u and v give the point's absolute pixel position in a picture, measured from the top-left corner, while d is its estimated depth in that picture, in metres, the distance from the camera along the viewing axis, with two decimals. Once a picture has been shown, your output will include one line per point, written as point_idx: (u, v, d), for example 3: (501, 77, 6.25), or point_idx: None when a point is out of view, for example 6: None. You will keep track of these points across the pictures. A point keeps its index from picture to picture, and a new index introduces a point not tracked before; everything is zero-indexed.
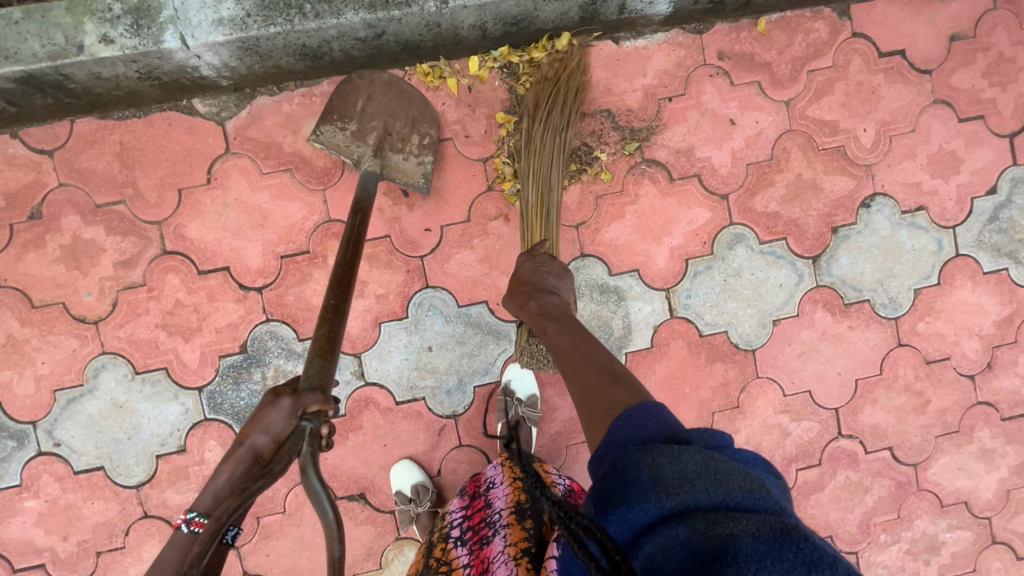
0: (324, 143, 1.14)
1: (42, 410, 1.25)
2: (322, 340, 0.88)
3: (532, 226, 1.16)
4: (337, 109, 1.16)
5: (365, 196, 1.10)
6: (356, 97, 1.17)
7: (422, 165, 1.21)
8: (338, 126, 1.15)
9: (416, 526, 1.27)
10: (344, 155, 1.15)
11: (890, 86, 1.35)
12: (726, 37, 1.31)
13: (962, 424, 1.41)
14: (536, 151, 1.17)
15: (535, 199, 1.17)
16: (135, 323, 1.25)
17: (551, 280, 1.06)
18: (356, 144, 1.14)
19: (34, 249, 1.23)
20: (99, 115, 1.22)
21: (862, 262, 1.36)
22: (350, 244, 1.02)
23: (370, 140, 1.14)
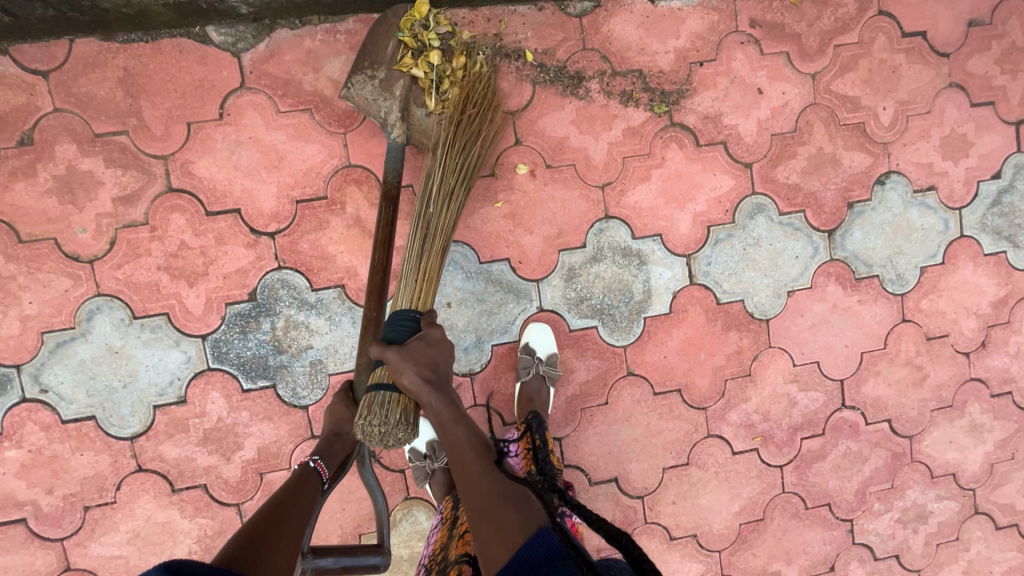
0: (354, 96, 1.10)
1: (28, 353, 1.16)
2: (368, 355, 0.95)
3: (424, 291, 1.02)
4: (369, 56, 1.09)
5: (391, 180, 1.07)
6: (388, 40, 1.09)
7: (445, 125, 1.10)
8: (368, 74, 1.09)
9: (429, 484, 1.24)
10: (374, 111, 1.11)
11: (911, 66, 1.38)
12: (759, 5, 1.31)
13: (955, 399, 1.47)
14: (444, 209, 1.06)
15: (427, 250, 1.04)
16: (135, 264, 1.17)
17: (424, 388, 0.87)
18: (385, 99, 1.10)
19: (25, 178, 1.14)
20: (102, 37, 1.13)
21: (875, 238, 1.40)
22: (381, 250, 1.01)
23: (398, 95, 1.09)
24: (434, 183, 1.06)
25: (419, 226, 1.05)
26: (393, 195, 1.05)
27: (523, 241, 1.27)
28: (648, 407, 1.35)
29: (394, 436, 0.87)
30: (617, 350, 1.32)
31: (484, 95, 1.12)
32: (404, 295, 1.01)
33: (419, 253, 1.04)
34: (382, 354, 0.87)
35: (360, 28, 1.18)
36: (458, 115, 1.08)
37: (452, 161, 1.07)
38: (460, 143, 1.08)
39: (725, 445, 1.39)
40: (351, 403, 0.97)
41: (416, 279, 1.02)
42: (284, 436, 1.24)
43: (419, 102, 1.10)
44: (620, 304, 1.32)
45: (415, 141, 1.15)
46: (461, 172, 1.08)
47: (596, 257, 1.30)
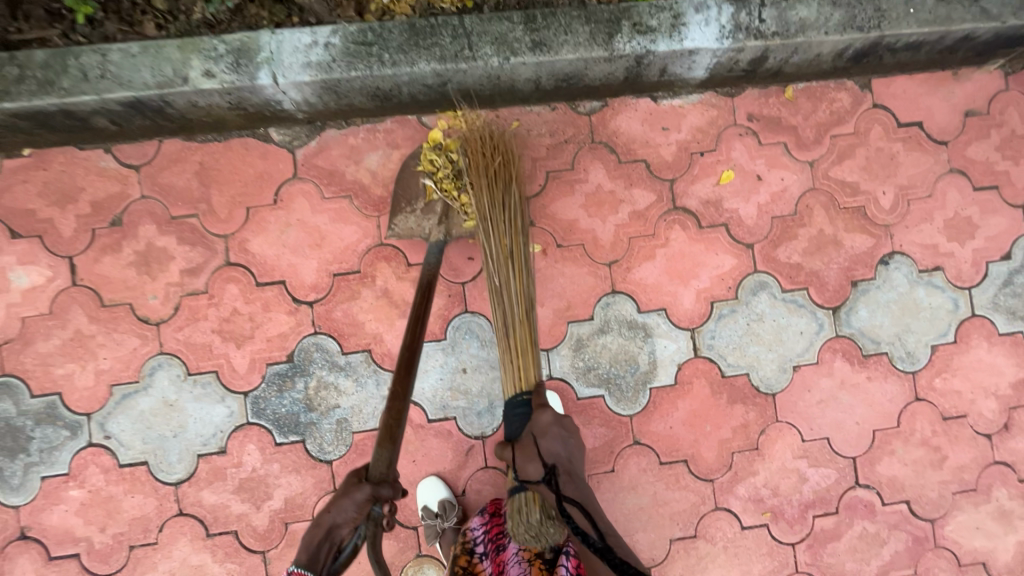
0: (402, 232, 1.30)
1: (98, 403, 1.33)
2: (387, 429, 1.03)
3: (527, 365, 1.14)
4: (404, 197, 1.30)
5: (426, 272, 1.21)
6: (416, 178, 1.30)
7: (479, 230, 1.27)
8: (407, 210, 1.29)
9: (439, 543, 1.32)
10: (419, 234, 1.29)
11: (908, 154, 1.45)
12: (756, 101, 1.43)
13: (980, 483, 1.43)
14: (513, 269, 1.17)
15: (509, 324, 1.16)
16: (194, 327, 1.35)
17: (560, 446, 1.04)
18: (428, 217, 1.27)
19: (111, 252, 1.35)
20: (185, 137, 1.35)
21: (881, 315, 1.43)
22: (402, 364, 1.09)
23: (437, 210, 1.26)
24: (495, 251, 1.17)
25: (498, 309, 1.18)
26: (427, 282, 1.19)
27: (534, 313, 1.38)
28: (654, 477, 1.38)
29: (547, 530, 1.05)
30: (623, 419, 1.38)
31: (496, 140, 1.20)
32: (508, 379, 1.15)
33: (505, 327, 1.17)
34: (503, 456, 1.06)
35: (396, 127, 1.37)
36: (483, 176, 1.16)
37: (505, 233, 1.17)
38: (491, 199, 1.16)
39: (733, 519, 1.39)
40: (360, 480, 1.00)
41: (512, 359, 1.15)
42: (310, 488, 1.34)
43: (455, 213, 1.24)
44: (626, 374, 1.39)
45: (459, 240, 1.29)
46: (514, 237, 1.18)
47: (603, 329, 1.39)
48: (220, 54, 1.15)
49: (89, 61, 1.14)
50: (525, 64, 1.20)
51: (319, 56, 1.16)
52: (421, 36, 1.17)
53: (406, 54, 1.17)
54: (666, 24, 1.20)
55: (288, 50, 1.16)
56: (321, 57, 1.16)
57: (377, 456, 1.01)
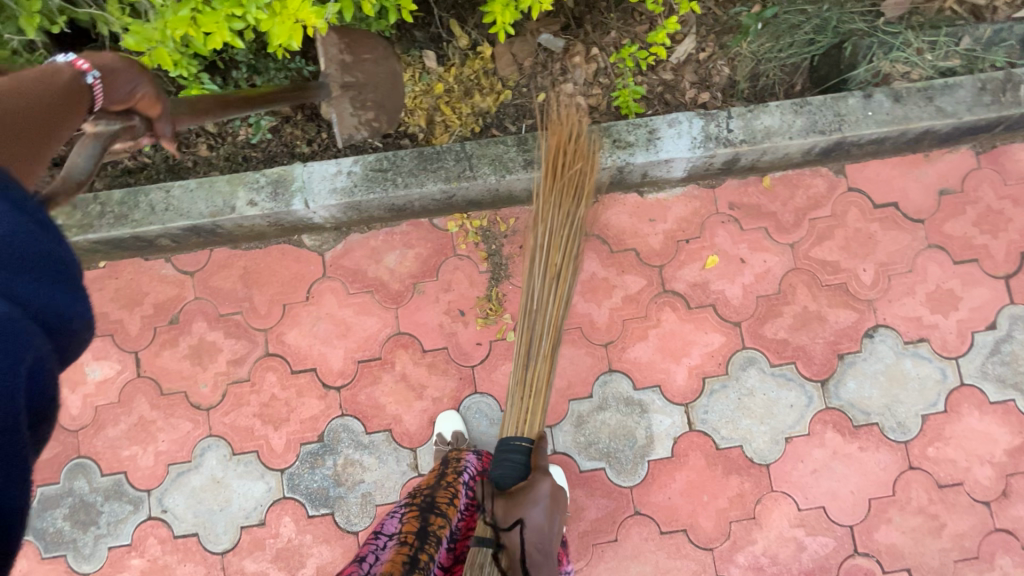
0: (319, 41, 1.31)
1: (157, 480, 1.52)
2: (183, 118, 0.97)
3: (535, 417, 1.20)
4: (352, 39, 1.36)
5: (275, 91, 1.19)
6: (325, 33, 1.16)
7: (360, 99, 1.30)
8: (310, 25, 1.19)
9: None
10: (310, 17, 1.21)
11: (886, 233, 1.54)
12: (735, 190, 1.56)
13: (982, 550, 1.46)
14: (554, 284, 1.22)
15: (532, 358, 1.22)
16: (238, 411, 1.53)
17: (542, 516, 1.00)
18: (336, 69, 1.34)
19: (170, 347, 1.56)
20: (232, 246, 1.57)
21: (869, 387, 1.50)
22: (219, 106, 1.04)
23: (347, 82, 1.37)
24: (542, 259, 1.23)
25: (526, 331, 1.23)
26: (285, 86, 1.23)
27: None
28: (656, 546, 1.47)
29: None
30: (623, 490, 1.48)
31: (583, 148, 1.24)
32: (511, 421, 1.19)
33: (527, 356, 1.23)
34: (488, 499, 1.02)
35: (411, 229, 1.56)
36: (556, 178, 1.22)
37: (558, 241, 1.23)
38: (557, 202, 1.22)
39: None
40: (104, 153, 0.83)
41: (524, 396, 1.20)
42: (339, 557, 1.49)
43: (365, 115, 1.42)
44: (625, 448, 1.49)
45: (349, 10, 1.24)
46: (568, 250, 1.23)
47: (602, 405, 1.51)
48: (262, 185, 1.37)
49: (156, 197, 1.38)
50: (519, 179, 1.37)
51: (343, 183, 1.36)
52: (428, 161, 1.36)
53: (416, 176, 1.36)
54: (642, 138, 1.35)
55: (317, 180, 1.36)
56: (345, 183, 1.36)
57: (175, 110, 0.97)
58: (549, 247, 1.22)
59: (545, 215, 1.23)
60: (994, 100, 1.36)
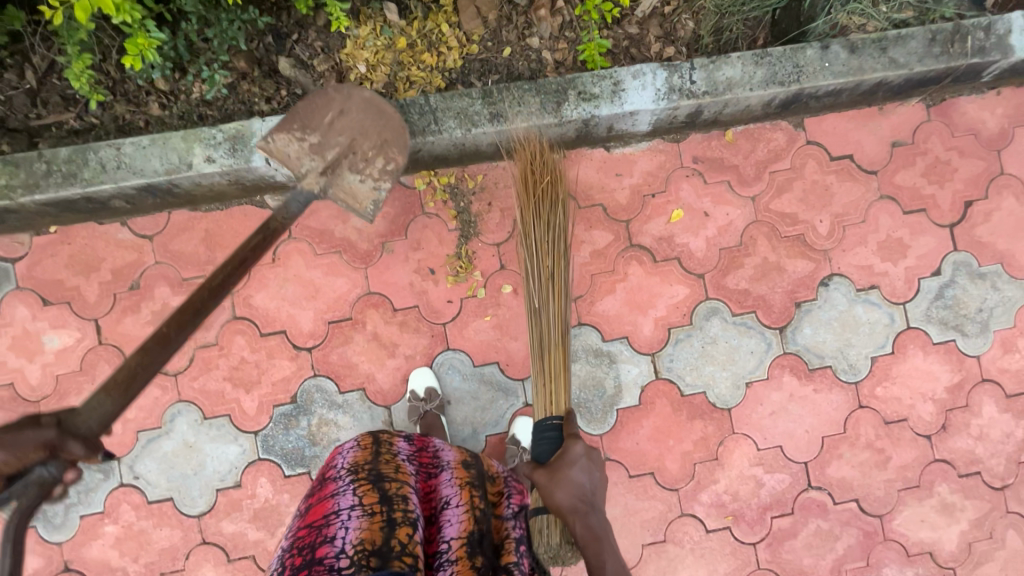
0: (275, 149, 1.23)
1: (126, 447, 1.51)
2: (127, 371, 0.88)
3: (559, 394, 1.29)
4: (300, 118, 1.23)
5: (277, 216, 1.17)
6: (325, 111, 1.24)
7: (376, 190, 1.28)
8: (294, 135, 1.23)
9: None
10: (293, 164, 1.23)
11: (841, 184, 1.60)
12: (699, 145, 1.58)
13: (922, 480, 1.58)
14: (548, 288, 1.32)
15: (546, 348, 1.32)
16: (207, 375, 1.52)
17: (584, 478, 1.07)
18: (309, 158, 1.23)
19: (132, 313, 1.52)
20: (191, 208, 1.53)
21: (823, 332, 1.58)
22: (233, 262, 1.06)
23: (328, 158, 1.23)
24: (536, 274, 1.32)
25: (535, 327, 1.34)
26: (273, 227, 1.15)
27: (509, 347, 1.54)
28: (625, 489, 1.54)
29: (564, 553, 1.28)
30: (594, 438, 1.54)
31: (546, 159, 1.31)
32: (541, 403, 1.29)
33: (542, 348, 1.32)
34: (532, 477, 1.10)
35: None
36: (531, 198, 1.29)
37: (546, 250, 1.31)
38: (537, 217, 1.30)
39: (699, 523, 1.55)
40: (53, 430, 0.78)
41: (546, 381, 1.30)
42: None
43: (381, 181, 1.28)
44: (594, 398, 1.54)
45: (336, 194, 1.26)
46: (558, 258, 1.32)
47: (572, 358, 1.55)
48: (219, 141, 1.32)
49: (106, 154, 1.32)
50: (485, 133, 1.36)
51: None
52: None
53: None
54: (607, 90, 1.35)
55: None
56: None
57: (94, 403, 0.83)
58: (539, 262, 1.31)
59: (534, 229, 1.30)
60: (943, 52, 1.40)
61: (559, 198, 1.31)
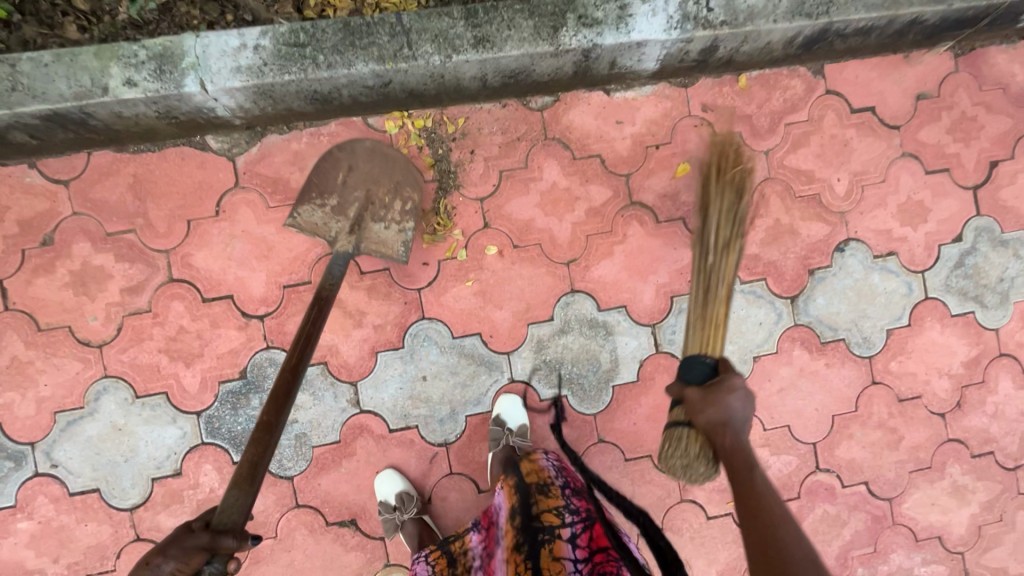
0: (303, 223, 1.25)
1: (42, 431, 1.28)
2: (246, 466, 0.85)
3: (713, 337, 1.05)
4: (318, 186, 1.26)
5: (324, 284, 1.11)
6: (335, 172, 1.27)
7: (402, 233, 1.28)
8: (317, 204, 1.25)
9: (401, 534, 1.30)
10: (324, 233, 1.24)
11: (861, 140, 1.45)
12: (709, 91, 1.40)
13: (934, 460, 1.47)
14: (726, 251, 1.10)
15: (710, 297, 1.08)
16: (138, 347, 1.29)
17: (739, 405, 0.88)
18: (335, 221, 1.23)
19: (44, 274, 1.28)
20: (116, 149, 1.28)
21: (837, 303, 1.44)
22: (301, 337, 1.02)
23: (350, 215, 1.23)
24: (710, 238, 1.11)
25: (701, 277, 1.11)
26: (323, 299, 1.09)
27: (493, 316, 1.36)
28: (620, 473, 1.39)
29: (694, 470, 0.99)
30: (587, 418, 1.38)
31: (733, 149, 1.15)
32: (693, 343, 1.05)
33: (703, 299, 1.09)
34: (682, 395, 0.94)
35: (341, 130, 1.32)
36: (714, 181, 1.13)
37: (726, 216, 1.11)
38: (717, 185, 1.12)
39: (699, 509, 1.41)
40: (185, 530, 0.76)
41: (705, 327, 1.06)
42: (272, 505, 1.32)
43: (404, 223, 1.28)
44: (588, 373, 1.38)
45: (369, 252, 1.26)
46: (732, 228, 1.11)
47: (563, 328, 1.38)
48: (141, 61, 1.09)
49: None
50: (468, 62, 1.16)
51: (249, 60, 1.10)
52: (357, 35, 1.12)
53: (342, 55, 1.12)
54: (612, 15, 1.16)
55: (214, 55, 1.10)
56: (251, 60, 1.10)
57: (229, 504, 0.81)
58: (709, 235, 1.11)
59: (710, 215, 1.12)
60: None
61: (742, 185, 1.12)
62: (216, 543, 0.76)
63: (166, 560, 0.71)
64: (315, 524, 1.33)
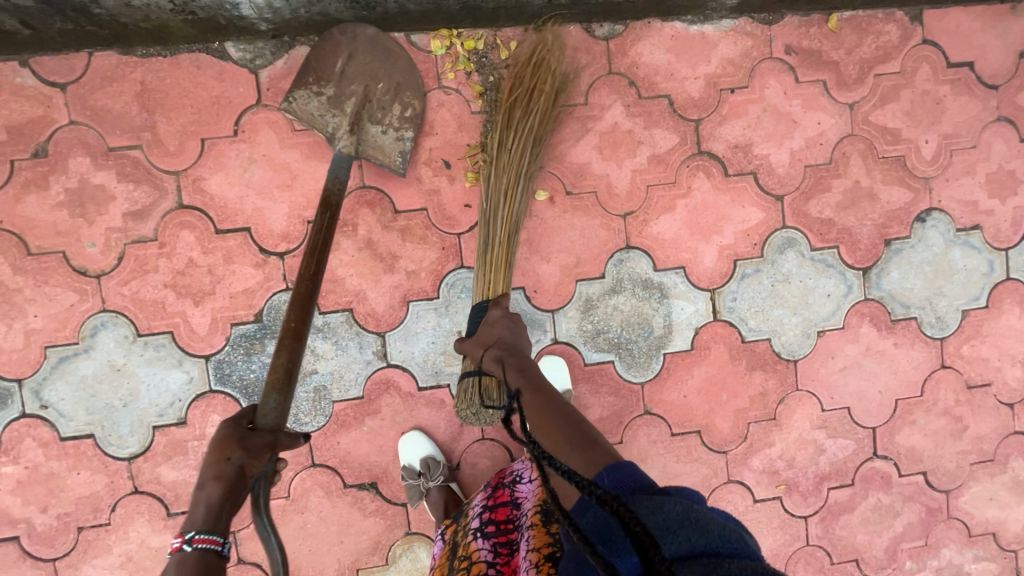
0: (297, 110, 1.09)
1: (31, 367, 1.14)
2: (279, 372, 0.88)
3: (497, 275, 1.10)
4: (314, 70, 1.08)
5: (331, 189, 1.04)
6: (336, 57, 1.08)
7: (400, 141, 1.14)
8: (313, 90, 1.08)
9: (426, 503, 1.19)
10: (320, 125, 1.10)
11: (956, 99, 1.30)
12: (795, 31, 1.25)
13: (997, 453, 1.37)
14: (505, 200, 1.10)
15: (490, 237, 1.10)
16: (142, 281, 1.15)
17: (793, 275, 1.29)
18: (331, 115, 1.09)
19: (36, 190, 1.12)
20: (121, 51, 1.11)
21: (913, 278, 1.32)
22: (318, 245, 0.97)
23: (348, 111, 1.08)
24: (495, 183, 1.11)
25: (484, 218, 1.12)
26: (333, 206, 1.02)
27: (540, 270, 1.22)
28: (665, 448, 1.28)
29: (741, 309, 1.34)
30: (634, 387, 1.26)
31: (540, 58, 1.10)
32: (478, 289, 1.11)
33: (485, 243, 1.11)
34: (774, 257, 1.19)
35: None
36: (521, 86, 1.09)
37: (514, 150, 1.09)
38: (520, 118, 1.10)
39: (745, 492, 1.31)
40: (240, 430, 0.83)
41: (484, 271, 1.10)
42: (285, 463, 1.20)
43: (404, 130, 1.14)
44: (638, 339, 1.26)
45: (366, 157, 1.13)
46: (521, 157, 1.10)
47: (615, 288, 1.24)
48: None
49: None
50: None
51: None
52: None
53: None
54: None
55: None
56: None
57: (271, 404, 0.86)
58: (506, 172, 1.10)
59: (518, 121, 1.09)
60: None
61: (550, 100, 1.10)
62: (273, 447, 0.84)
63: (242, 458, 0.80)
64: (332, 486, 1.21)
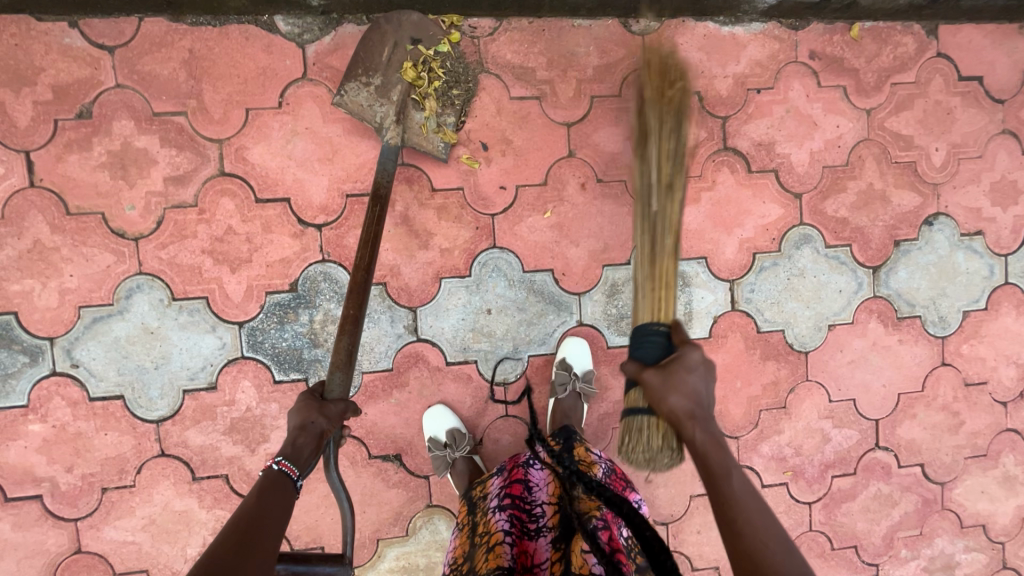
0: (348, 102, 1.12)
1: (63, 326, 1.15)
2: (344, 352, 0.91)
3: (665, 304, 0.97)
4: (362, 61, 1.10)
5: (381, 179, 1.04)
6: (384, 46, 1.10)
7: (442, 127, 1.18)
8: (362, 81, 1.10)
9: (450, 473, 1.22)
10: (369, 115, 1.12)
11: (965, 110, 1.37)
12: (820, 38, 1.31)
13: (990, 449, 1.44)
14: (661, 194, 1.02)
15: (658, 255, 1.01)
16: (180, 245, 1.16)
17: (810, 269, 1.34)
18: (380, 104, 1.10)
19: (79, 150, 1.13)
20: (171, 18, 1.13)
21: (919, 278, 1.38)
22: (369, 237, 0.98)
23: (395, 99, 1.09)
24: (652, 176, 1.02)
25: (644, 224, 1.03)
26: (383, 196, 1.03)
27: (568, 253, 1.26)
28: None
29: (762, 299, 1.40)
30: None
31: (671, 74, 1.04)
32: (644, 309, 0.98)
33: (651, 258, 1.01)
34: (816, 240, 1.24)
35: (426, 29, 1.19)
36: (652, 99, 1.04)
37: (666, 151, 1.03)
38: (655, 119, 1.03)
39: (754, 476, 1.36)
40: (317, 401, 0.88)
41: (654, 288, 0.98)
42: None
43: (444, 116, 1.18)
44: None
45: (410, 146, 1.16)
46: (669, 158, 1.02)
47: None
48: None
49: None
50: None
51: None
52: None
53: None
54: None
55: None
56: None
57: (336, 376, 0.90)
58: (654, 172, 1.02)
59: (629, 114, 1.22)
60: None
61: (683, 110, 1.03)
62: (343, 417, 0.89)
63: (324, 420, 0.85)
64: (357, 456, 1.24)
